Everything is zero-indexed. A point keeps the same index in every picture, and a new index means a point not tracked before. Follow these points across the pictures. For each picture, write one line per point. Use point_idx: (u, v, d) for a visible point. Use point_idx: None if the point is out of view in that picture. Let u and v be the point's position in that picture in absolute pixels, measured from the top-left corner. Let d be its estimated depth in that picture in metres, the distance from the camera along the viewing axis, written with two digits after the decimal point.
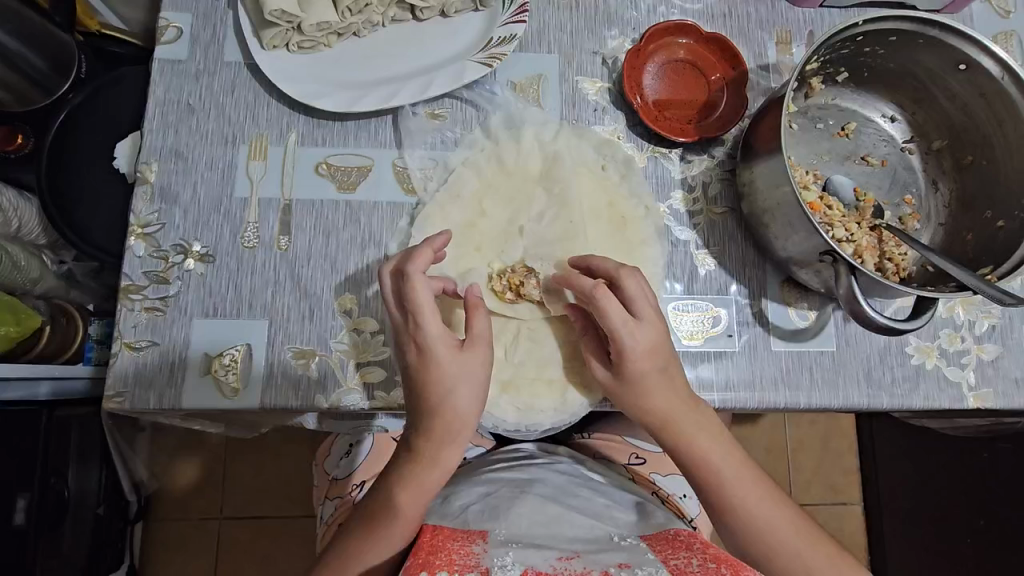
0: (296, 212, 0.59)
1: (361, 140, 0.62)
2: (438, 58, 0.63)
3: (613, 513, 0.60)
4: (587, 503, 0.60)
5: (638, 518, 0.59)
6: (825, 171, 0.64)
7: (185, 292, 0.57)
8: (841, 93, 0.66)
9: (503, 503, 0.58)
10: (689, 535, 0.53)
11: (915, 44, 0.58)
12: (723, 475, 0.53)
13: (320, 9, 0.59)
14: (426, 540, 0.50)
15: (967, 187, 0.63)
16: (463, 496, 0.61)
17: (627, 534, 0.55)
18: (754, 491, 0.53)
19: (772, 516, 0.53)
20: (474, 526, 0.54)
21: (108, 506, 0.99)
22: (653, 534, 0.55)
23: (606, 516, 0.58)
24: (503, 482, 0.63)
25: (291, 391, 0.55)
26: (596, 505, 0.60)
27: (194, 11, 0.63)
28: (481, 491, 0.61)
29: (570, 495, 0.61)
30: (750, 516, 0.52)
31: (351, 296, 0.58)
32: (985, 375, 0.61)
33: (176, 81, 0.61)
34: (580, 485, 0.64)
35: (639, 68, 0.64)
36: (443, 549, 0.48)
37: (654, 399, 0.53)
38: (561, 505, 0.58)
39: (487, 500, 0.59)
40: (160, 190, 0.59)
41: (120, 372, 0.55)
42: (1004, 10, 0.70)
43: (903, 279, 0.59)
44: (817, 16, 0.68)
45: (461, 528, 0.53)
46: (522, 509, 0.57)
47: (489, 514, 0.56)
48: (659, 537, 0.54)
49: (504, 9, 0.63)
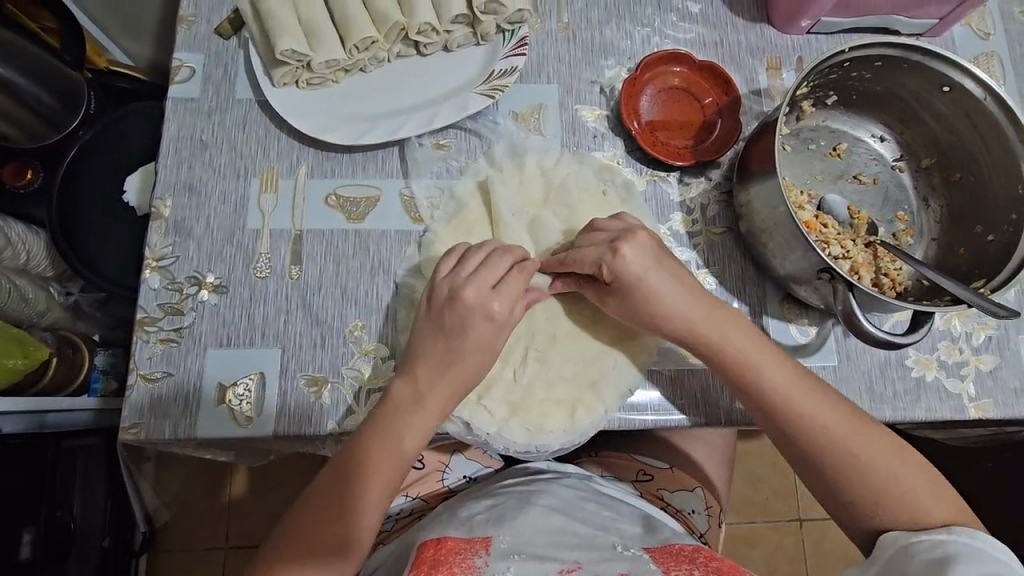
0: (307, 242, 0.61)
1: (368, 170, 0.64)
2: (442, 90, 0.66)
3: (618, 525, 0.60)
4: (593, 517, 0.61)
5: (643, 531, 0.60)
6: (819, 190, 0.66)
7: (199, 322, 0.58)
8: (831, 115, 0.68)
9: (509, 513, 0.59)
10: (693, 550, 0.55)
11: (901, 69, 0.61)
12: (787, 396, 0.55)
13: (329, 47, 0.62)
14: (429, 554, 0.52)
15: (956, 202, 0.65)
16: (469, 507, 0.61)
17: (630, 544, 0.57)
18: (821, 411, 0.54)
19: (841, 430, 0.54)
20: (475, 535, 0.55)
21: (113, 538, 0.96)
22: (658, 546, 0.56)
23: (612, 529, 0.59)
24: (509, 495, 0.63)
25: (308, 416, 0.56)
26: (600, 518, 0.61)
27: (206, 52, 0.65)
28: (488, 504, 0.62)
29: (576, 507, 0.62)
30: (823, 436, 0.54)
31: (362, 323, 0.59)
32: (983, 386, 0.62)
33: (189, 119, 0.63)
34: (586, 498, 0.64)
35: (636, 95, 0.67)
36: (444, 564, 0.51)
37: (711, 341, 0.56)
38: (566, 519, 0.59)
39: (493, 509, 0.60)
40: (174, 224, 0.61)
41: (136, 403, 0.56)
42: (984, 32, 0.73)
43: (899, 294, 0.61)
44: (805, 42, 0.71)
45: (464, 537, 0.55)
46: (528, 520, 0.57)
47: (494, 526, 0.57)
48: (665, 550, 0.55)
49: (505, 43, 0.66)
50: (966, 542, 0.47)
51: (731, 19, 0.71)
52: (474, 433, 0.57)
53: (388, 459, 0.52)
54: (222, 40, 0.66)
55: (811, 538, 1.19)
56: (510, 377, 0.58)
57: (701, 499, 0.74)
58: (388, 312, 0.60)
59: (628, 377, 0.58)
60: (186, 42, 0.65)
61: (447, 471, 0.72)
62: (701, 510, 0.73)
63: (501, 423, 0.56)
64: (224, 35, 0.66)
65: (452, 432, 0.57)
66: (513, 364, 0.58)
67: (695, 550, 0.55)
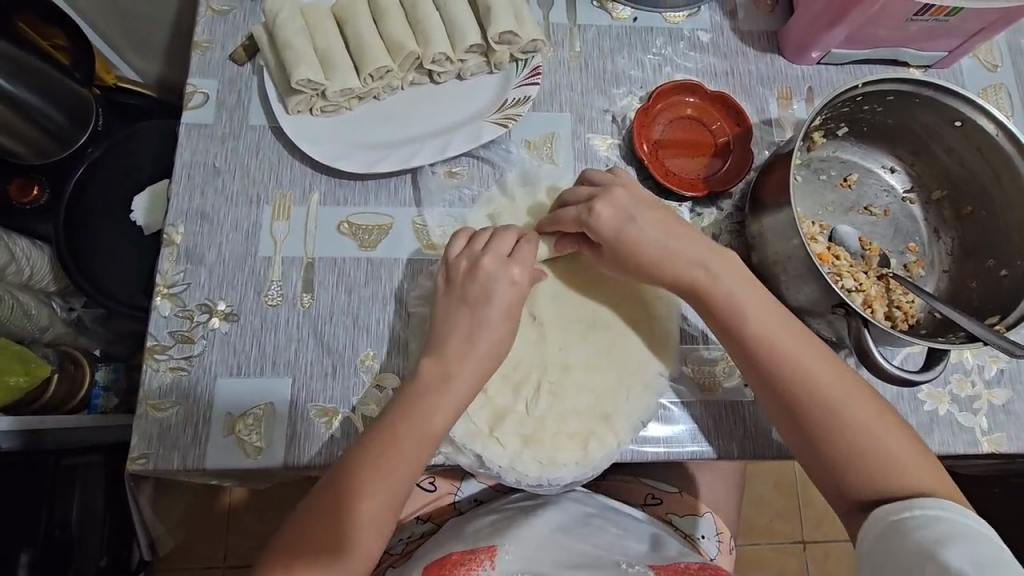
0: (318, 269, 0.61)
1: (381, 198, 0.64)
2: (455, 119, 0.66)
3: (623, 542, 0.63)
4: (599, 534, 0.63)
5: (649, 549, 0.62)
6: (831, 221, 0.66)
7: (210, 351, 0.58)
8: (842, 146, 0.68)
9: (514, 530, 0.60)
10: (697, 568, 0.59)
11: (913, 103, 0.61)
12: (791, 358, 0.54)
13: (343, 77, 0.62)
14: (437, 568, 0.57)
15: (968, 236, 0.65)
16: (478, 518, 0.64)
17: (635, 562, 0.59)
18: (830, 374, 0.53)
19: (845, 395, 0.52)
20: (480, 544, 0.59)
21: (111, 558, 0.91)
22: (661, 563, 0.59)
23: (616, 547, 0.62)
24: (515, 510, 0.64)
25: (317, 447, 0.56)
26: (606, 536, 0.63)
27: (219, 77, 0.65)
28: (494, 518, 0.64)
29: (584, 525, 0.63)
30: (816, 403, 0.53)
31: (373, 352, 0.59)
32: (996, 420, 0.62)
33: (202, 145, 0.63)
34: (592, 513, 0.66)
35: (649, 118, 0.67)
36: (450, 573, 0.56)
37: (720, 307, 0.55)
38: (569, 538, 0.61)
39: (499, 522, 0.63)
40: (185, 250, 0.61)
41: (144, 434, 0.55)
42: (991, 63, 0.74)
43: (911, 327, 0.61)
44: (815, 73, 0.71)
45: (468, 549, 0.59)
46: (531, 536, 0.60)
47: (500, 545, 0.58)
48: (668, 568, 0.58)
49: (518, 72, 0.66)
50: (964, 524, 0.46)
51: (742, 49, 0.72)
52: (486, 466, 0.56)
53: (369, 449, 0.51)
54: (236, 65, 0.66)
55: (817, 561, 1.18)
56: (521, 409, 0.57)
57: (714, 525, 0.74)
58: (398, 340, 0.59)
59: (642, 410, 0.58)
60: (201, 68, 0.66)
61: (457, 494, 0.70)
62: (710, 536, 0.73)
63: (513, 456, 0.56)
64: (238, 61, 0.66)
65: (464, 464, 0.56)
66: (526, 397, 0.58)
67: (699, 568, 0.59)
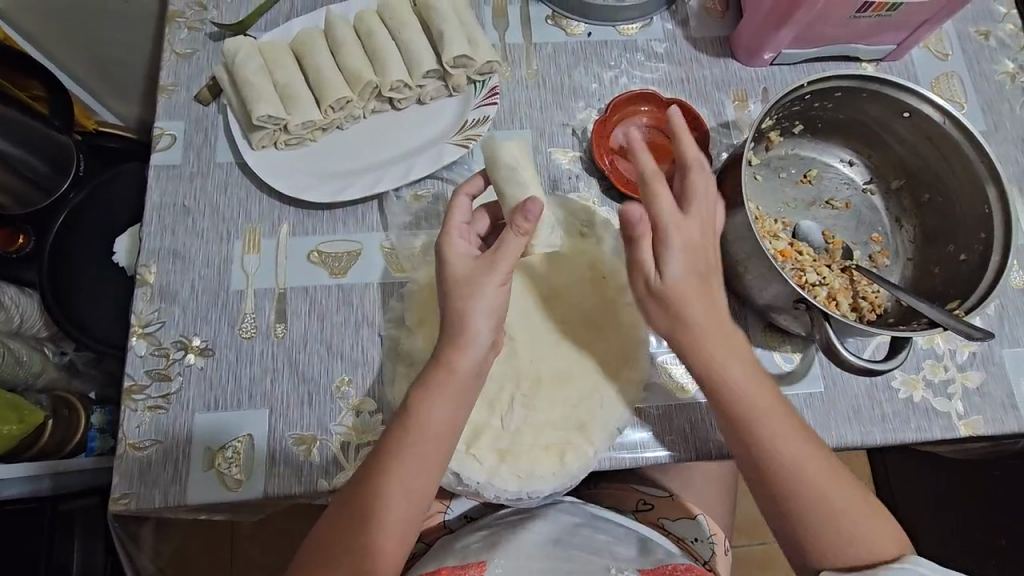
0: (290, 299, 0.62)
1: (348, 226, 0.65)
2: (417, 143, 0.67)
3: (612, 552, 0.62)
4: (588, 542, 0.63)
5: (638, 553, 0.63)
6: (794, 218, 0.67)
7: (187, 387, 0.58)
8: (800, 143, 0.70)
9: (503, 542, 0.61)
10: (686, 569, 0.59)
11: (860, 97, 0.62)
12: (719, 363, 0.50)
13: (304, 110, 0.64)
14: None
15: (929, 223, 0.66)
16: (465, 537, 0.65)
17: (624, 567, 0.60)
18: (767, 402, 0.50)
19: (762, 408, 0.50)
20: (471, 560, 0.59)
21: None
22: (651, 568, 0.60)
23: (606, 552, 0.62)
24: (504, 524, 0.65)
25: (300, 477, 0.56)
26: (595, 547, 0.63)
27: (185, 118, 0.67)
28: (482, 532, 0.64)
29: (573, 535, 0.64)
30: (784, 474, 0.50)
31: (348, 377, 0.60)
32: (972, 402, 0.62)
33: (171, 185, 0.65)
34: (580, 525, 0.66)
35: (620, 170, 0.67)
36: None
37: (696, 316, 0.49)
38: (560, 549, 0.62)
39: (488, 538, 0.63)
40: (159, 289, 0.62)
41: (125, 474, 0.55)
42: (941, 53, 0.75)
43: (878, 316, 0.62)
44: (768, 73, 0.73)
45: (459, 564, 0.59)
46: (520, 545, 0.61)
47: (489, 557, 0.59)
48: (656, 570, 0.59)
49: (477, 93, 0.68)
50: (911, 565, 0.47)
51: (697, 55, 0.74)
52: (465, 483, 0.56)
53: (398, 486, 0.50)
54: (201, 106, 0.67)
55: None
56: (497, 424, 0.57)
57: (706, 526, 0.72)
58: (372, 365, 0.60)
59: (616, 418, 0.59)
60: (167, 110, 0.67)
61: (449, 512, 0.70)
62: (704, 538, 0.72)
63: (491, 471, 0.56)
64: (203, 102, 0.67)
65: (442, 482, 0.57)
66: (501, 411, 0.58)
67: (687, 569, 0.59)
